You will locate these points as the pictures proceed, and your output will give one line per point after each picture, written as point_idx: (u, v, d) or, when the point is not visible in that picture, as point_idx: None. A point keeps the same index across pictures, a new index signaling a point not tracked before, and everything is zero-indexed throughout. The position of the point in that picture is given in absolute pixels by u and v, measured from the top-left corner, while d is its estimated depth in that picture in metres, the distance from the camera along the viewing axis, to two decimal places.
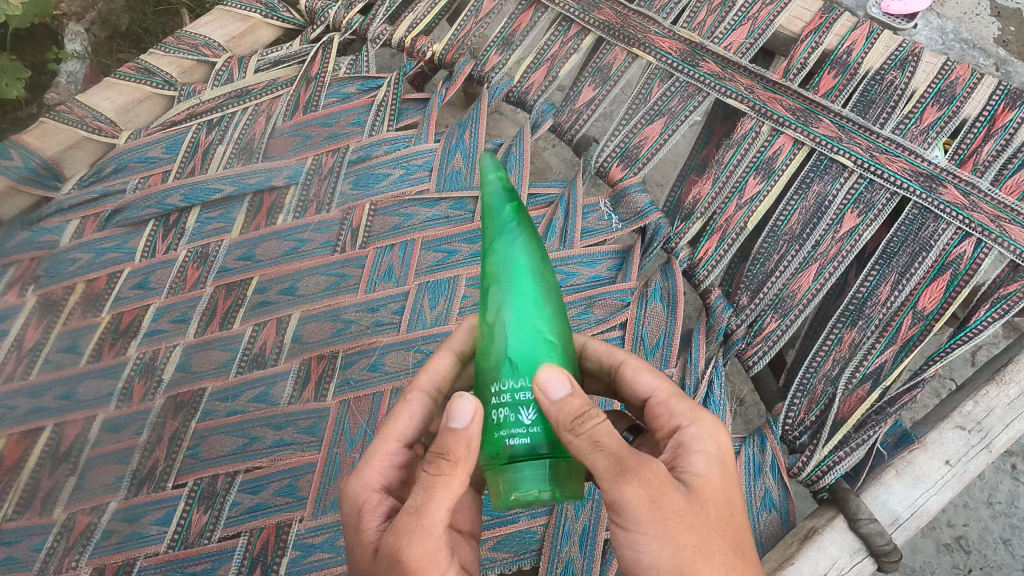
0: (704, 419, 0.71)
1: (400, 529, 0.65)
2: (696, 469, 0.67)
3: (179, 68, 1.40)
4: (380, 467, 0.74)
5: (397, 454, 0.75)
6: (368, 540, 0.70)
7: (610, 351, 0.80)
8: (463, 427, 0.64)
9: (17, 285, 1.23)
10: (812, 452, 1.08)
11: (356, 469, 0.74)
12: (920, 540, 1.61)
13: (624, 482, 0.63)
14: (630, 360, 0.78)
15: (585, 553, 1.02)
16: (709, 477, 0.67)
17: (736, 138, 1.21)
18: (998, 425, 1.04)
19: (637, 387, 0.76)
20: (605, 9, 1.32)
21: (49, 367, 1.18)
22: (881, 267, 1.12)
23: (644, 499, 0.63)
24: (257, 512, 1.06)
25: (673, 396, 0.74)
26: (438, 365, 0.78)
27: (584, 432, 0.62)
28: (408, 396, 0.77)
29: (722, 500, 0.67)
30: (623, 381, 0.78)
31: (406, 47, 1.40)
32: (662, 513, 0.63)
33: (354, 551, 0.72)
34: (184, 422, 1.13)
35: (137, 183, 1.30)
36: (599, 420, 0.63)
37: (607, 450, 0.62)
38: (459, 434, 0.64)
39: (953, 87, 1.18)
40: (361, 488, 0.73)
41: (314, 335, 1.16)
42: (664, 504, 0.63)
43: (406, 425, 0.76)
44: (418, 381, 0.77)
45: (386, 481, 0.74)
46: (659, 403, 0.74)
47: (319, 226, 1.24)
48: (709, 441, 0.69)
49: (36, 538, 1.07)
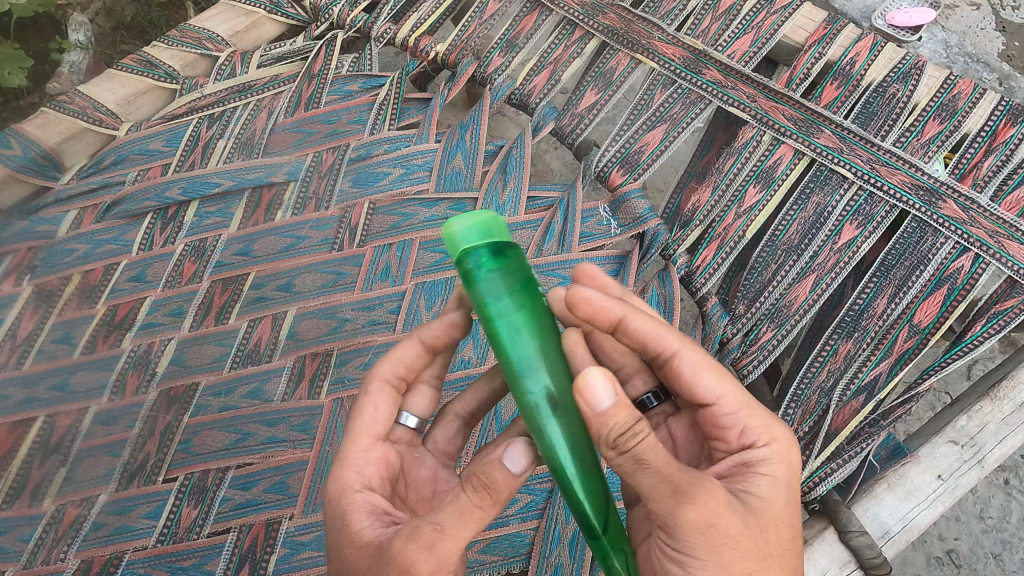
0: (776, 440, 0.73)
1: (416, 543, 0.64)
2: (760, 492, 0.70)
3: (182, 61, 1.39)
4: (356, 468, 0.74)
5: (372, 449, 0.76)
6: (363, 545, 0.70)
7: (659, 336, 0.74)
8: (518, 471, 0.65)
9: (13, 274, 1.23)
10: (805, 462, 1.08)
11: (334, 469, 0.75)
12: (911, 553, 1.61)
13: (681, 503, 0.64)
14: (685, 354, 0.74)
15: (576, 557, 1.02)
16: (771, 500, 0.70)
17: (736, 146, 1.20)
18: (991, 440, 1.04)
19: (695, 387, 0.74)
20: (610, 14, 1.32)
21: (42, 357, 1.18)
22: (878, 280, 1.12)
23: (701, 523, 0.65)
24: (247, 508, 1.06)
25: (742, 407, 0.73)
26: (400, 354, 0.80)
27: (627, 451, 0.62)
28: (369, 387, 0.78)
29: (783, 524, 0.70)
30: (678, 374, 0.75)
31: (409, 46, 1.40)
32: (718, 538, 0.66)
33: (343, 557, 0.71)
34: (176, 416, 1.12)
35: (136, 175, 1.30)
36: (643, 437, 0.62)
37: (655, 469, 0.63)
38: (509, 474, 0.64)
39: (954, 102, 1.19)
40: (340, 489, 0.73)
41: (309, 333, 1.16)
42: (721, 529, 0.66)
43: (373, 417, 0.77)
44: (378, 371, 0.79)
45: (365, 480, 0.74)
46: (724, 409, 0.74)
47: (317, 223, 1.24)
48: (778, 463, 0.72)
49: (25, 528, 1.07)
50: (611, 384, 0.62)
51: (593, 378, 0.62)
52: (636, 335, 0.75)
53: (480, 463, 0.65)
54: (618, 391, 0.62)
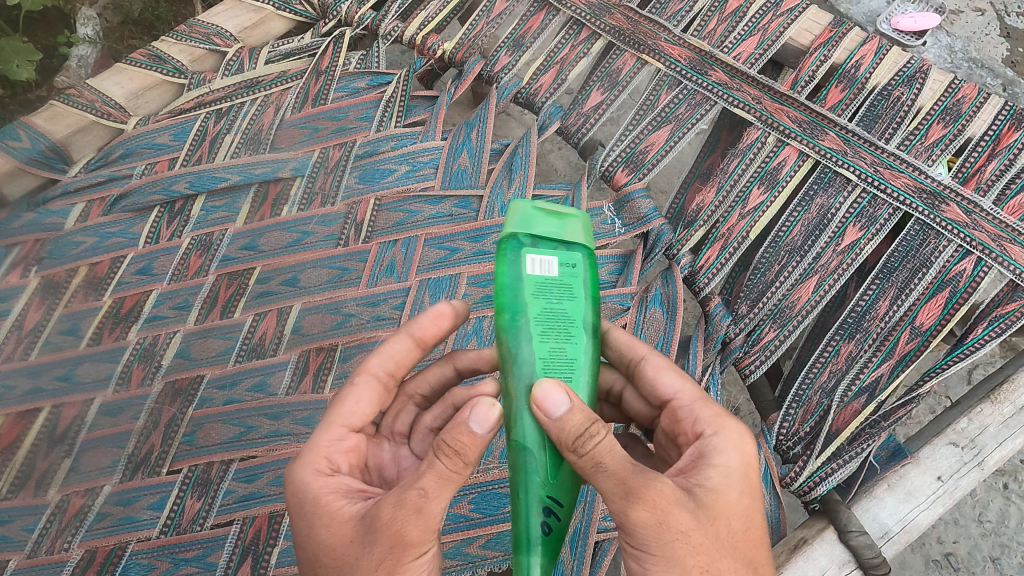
0: (728, 432, 0.73)
1: (405, 509, 0.65)
2: (711, 485, 0.68)
3: (190, 56, 1.40)
4: (327, 453, 0.75)
5: (344, 437, 0.77)
6: (344, 522, 0.70)
7: (633, 344, 0.84)
8: (483, 433, 0.65)
9: (20, 266, 1.23)
10: (806, 463, 1.09)
11: (302, 455, 0.75)
12: (909, 555, 1.62)
13: (631, 502, 0.64)
14: (651, 357, 0.82)
15: (576, 554, 1.02)
16: (723, 492, 0.68)
17: (741, 147, 1.21)
18: (991, 443, 1.05)
19: (658, 386, 0.81)
20: (617, 15, 1.32)
21: (49, 348, 1.18)
22: (880, 281, 1.12)
23: (652, 521, 0.64)
24: (250, 501, 1.06)
25: (694, 400, 0.78)
26: (391, 349, 0.80)
27: (586, 454, 0.65)
28: (356, 379, 0.79)
29: (736, 516, 0.69)
30: (643, 378, 0.82)
31: (416, 44, 1.40)
32: (669, 534, 0.65)
33: (319, 537, 0.71)
34: (181, 409, 1.13)
35: (144, 169, 1.30)
36: (599, 438, 0.64)
37: (612, 473, 0.65)
38: (477, 438, 0.65)
39: (959, 106, 1.19)
40: (312, 472, 0.73)
41: (314, 327, 1.17)
42: (671, 525, 0.65)
43: (349, 409, 0.78)
44: (368, 364, 0.79)
45: (335, 465, 0.75)
46: (681, 407, 0.78)
47: (323, 218, 1.25)
48: (731, 455, 0.71)
49: (29, 518, 1.07)
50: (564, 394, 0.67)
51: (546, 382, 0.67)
52: (613, 343, 0.84)
53: (448, 430, 0.65)
54: (574, 398, 0.66)
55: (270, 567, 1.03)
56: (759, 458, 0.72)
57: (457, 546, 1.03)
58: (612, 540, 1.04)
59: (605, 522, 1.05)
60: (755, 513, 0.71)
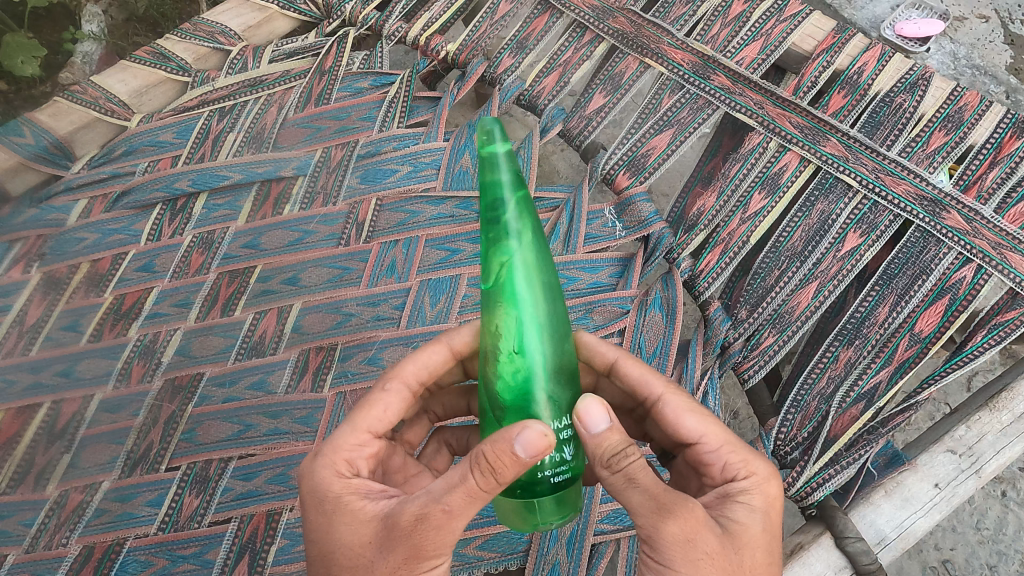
0: (757, 471, 0.72)
1: (426, 522, 0.65)
2: (737, 516, 0.69)
3: (195, 54, 1.41)
4: (350, 455, 0.74)
5: (368, 444, 0.76)
6: (363, 527, 0.70)
7: (646, 381, 0.80)
8: (526, 457, 0.61)
9: (22, 261, 1.24)
10: (803, 468, 1.08)
11: (323, 455, 0.74)
12: (906, 562, 1.62)
13: (662, 518, 0.64)
14: (669, 396, 0.78)
15: (571, 557, 1.03)
16: (749, 526, 0.68)
17: (743, 152, 1.21)
18: (989, 450, 1.05)
19: (679, 429, 0.76)
20: (620, 18, 1.33)
21: (50, 344, 1.19)
22: (880, 288, 1.12)
23: (680, 538, 0.64)
24: (248, 499, 1.06)
25: (723, 445, 0.74)
26: (426, 358, 0.81)
27: (621, 470, 0.65)
28: (387, 386, 0.79)
29: (760, 550, 0.68)
30: (662, 417, 0.77)
31: (420, 45, 1.40)
32: (696, 555, 0.64)
33: (334, 538, 0.70)
34: (180, 406, 1.14)
35: (147, 166, 1.31)
36: (635, 458, 0.65)
37: (643, 488, 0.65)
38: (518, 460, 0.61)
39: (961, 113, 1.19)
40: (336, 473, 0.73)
41: (314, 326, 1.17)
42: (699, 546, 0.64)
43: (379, 415, 0.77)
44: (400, 370, 0.80)
45: (358, 467, 0.74)
46: (708, 449, 0.74)
47: (324, 218, 1.25)
48: (757, 494, 0.70)
49: (28, 512, 1.08)
50: (607, 411, 0.67)
51: (593, 399, 0.66)
52: (627, 380, 0.81)
53: (489, 445, 0.62)
54: (613, 417, 0.67)
55: (266, 566, 1.03)
56: (783, 501, 0.72)
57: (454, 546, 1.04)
58: (609, 544, 1.04)
59: (603, 525, 1.05)
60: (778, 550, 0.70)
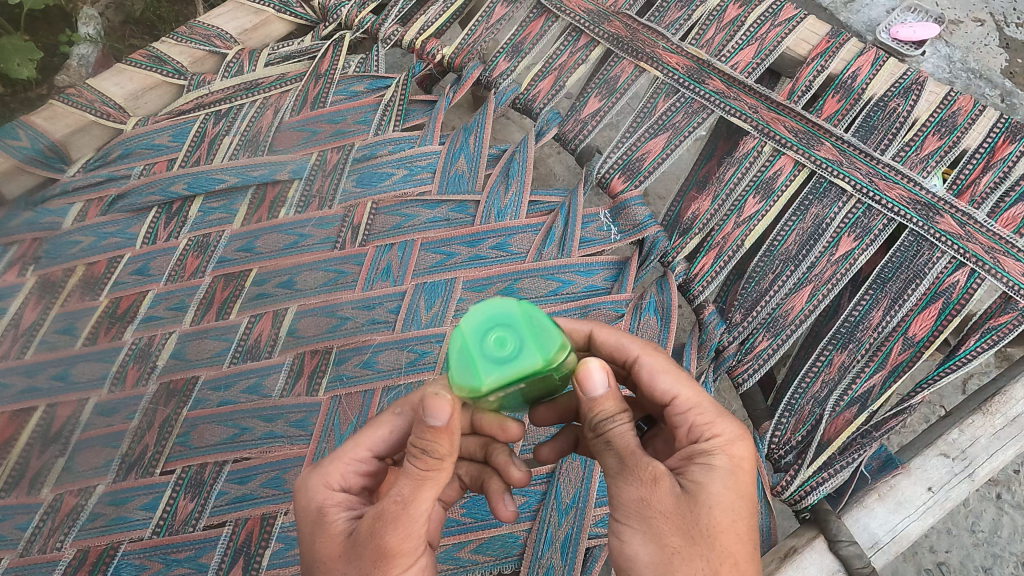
0: (721, 433, 0.71)
1: (383, 519, 0.66)
2: (696, 476, 0.69)
3: (190, 58, 1.41)
4: (343, 470, 0.74)
5: (366, 461, 0.75)
6: (335, 535, 0.71)
7: (622, 344, 0.80)
8: (444, 424, 0.63)
9: (17, 264, 1.24)
10: (796, 472, 1.08)
11: (319, 467, 0.75)
12: (901, 564, 1.62)
13: (623, 477, 0.67)
14: (643, 358, 0.78)
15: (566, 560, 1.02)
16: (709, 485, 0.68)
17: (737, 156, 1.22)
18: (982, 454, 1.05)
19: (653, 389, 0.77)
20: (615, 23, 1.33)
21: (45, 347, 1.19)
22: (873, 292, 1.13)
23: (635, 497, 0.67)
24: (243, 503, 1.06)
25: (691, 406, 0.73)
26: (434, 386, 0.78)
27: (602, 433, 0.67)
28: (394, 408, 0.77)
29: (722, 508, 0.67)
30: (639, 379, 0.78)
31: (416, 48, 1.41)
32: (648, 513, 0.66)
33: (313, 547, 0.72)
34: (175, 409, 1.13)
35: (142, 169, 1.31)
36: (621, 423, 0.67)
37: (615, 450, 0.67)
38: (440, 429, 0.63)
39: (954, 118, 1.20)
40: (323, 485, 0.73)
41: (309, 330, 1.17)
42: (653, 504, 0.66)
43: (381, 436, 0.75)
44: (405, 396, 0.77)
45: (347, 482, 0.74)
46: (678, 410, 0.74)
47: (320, 221, 1.25)
48: (720, 454, 0.70)
49: (23, 516, 1.08)
50: (607, 376, 0.67)
51: (596, 361, 0.66)
52: (604, 346, 0.82)
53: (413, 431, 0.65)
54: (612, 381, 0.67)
55: (260, 570, 1.03)
56: (753, 461, 0.71)
57: (448, 550, 1.04)
58: (604, 547, 1.04)
59: (598, 529, 1.05)
60: (746, 508, 0.68)
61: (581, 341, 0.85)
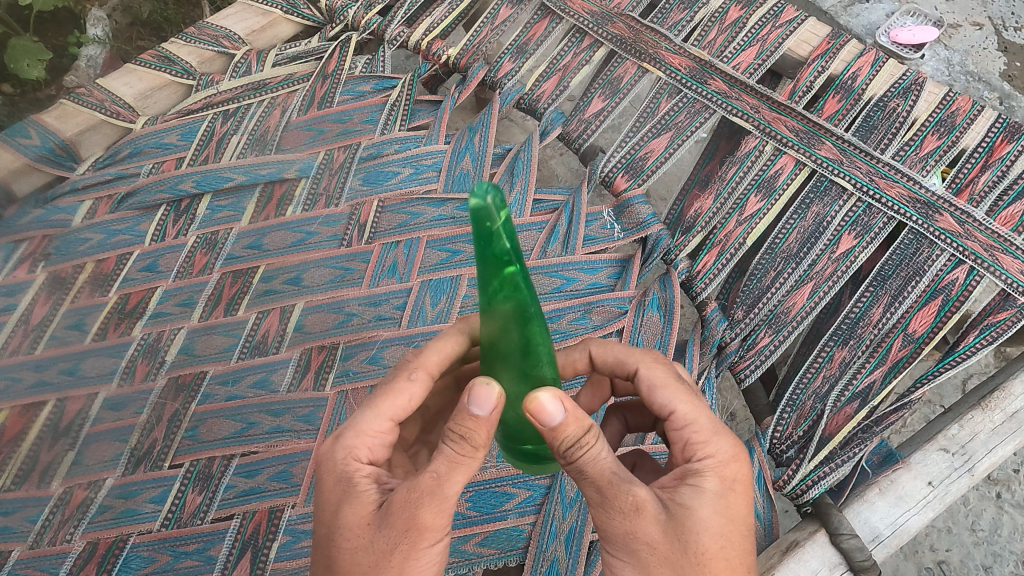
0: (715, 455, 0.72)
1: (418, 493, 0.67)
2: (685, 500, 0.70)
3: (199, 58, 1.43)
4: (370, 442, 0.75)
5: (388, 430, 0.75)
6: (365, 504, 0.71)
7: (623, 361, 0.80)
8: (486, 415, 0.66)
9: (27, 261, 1.25)
10: (798, 467, 1.10)
11: (343, 436, 0.75)
12: (902, 562, 1.63)
13: (606, 510, 0.68)
14: (644, 371, 0.78)
15: (571, 553, 1.03)
16: (697, 510, 0.69)
17: (739, 156, 1.23)
18: (981, 449, 1.06)
19: (651, 403, 0.77)
20: (619, 24, 1.35)
21: (55, 342, 1.20)
22: (873, 289, 1.14)
23: (622, 530, 0.68)
24: (251, 495, 1.07)
25: (686, 423, 0.74)
26: (447, 348, 0.78)
27: (574, 461, 0.68)
28: (411, 374, 0.76)
29: (707, 534, 0.69)
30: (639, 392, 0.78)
31: (421, 49, 1.42)
32: (637, 544, 0.68)
33: (337, 515, 0.72)
34: (184, 404, 1.15)
35: (151, 168, 1.33)
36: (589, 448, 0.68)
37: (591, 479, 0.68)
38: (481, 421, 0.66)
39: (953, 118, 1.22)
40: (350, 456, 0.73)
41: (316, 326, 1.18)
42: (640, 537, 0.68)
43: (401, 404, 0.75)
44: (422, 361, 0.76)
45: (374, 454, 0.75)
46: (675, 426, 0.75)
47: (327, 219, 1.27)
48: (711, 476, 0.71)
49: (32, 509, 1.09)
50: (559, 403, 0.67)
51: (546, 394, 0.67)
52: (608, 360, 0.82)
53: (452, 418, 0.67)
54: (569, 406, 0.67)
55: (267, 563, 1.03)
56: (741, 482, 0.72)
57: (453, 543, 1.05)
58: None
59: None
60: (733, 532, 0.70)
61: (584, 362, 0.85)
